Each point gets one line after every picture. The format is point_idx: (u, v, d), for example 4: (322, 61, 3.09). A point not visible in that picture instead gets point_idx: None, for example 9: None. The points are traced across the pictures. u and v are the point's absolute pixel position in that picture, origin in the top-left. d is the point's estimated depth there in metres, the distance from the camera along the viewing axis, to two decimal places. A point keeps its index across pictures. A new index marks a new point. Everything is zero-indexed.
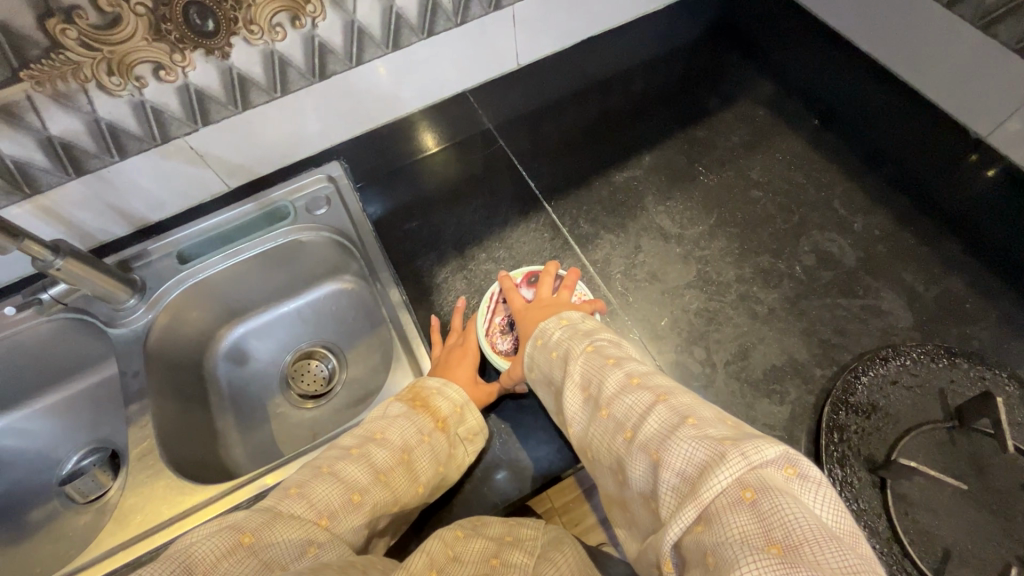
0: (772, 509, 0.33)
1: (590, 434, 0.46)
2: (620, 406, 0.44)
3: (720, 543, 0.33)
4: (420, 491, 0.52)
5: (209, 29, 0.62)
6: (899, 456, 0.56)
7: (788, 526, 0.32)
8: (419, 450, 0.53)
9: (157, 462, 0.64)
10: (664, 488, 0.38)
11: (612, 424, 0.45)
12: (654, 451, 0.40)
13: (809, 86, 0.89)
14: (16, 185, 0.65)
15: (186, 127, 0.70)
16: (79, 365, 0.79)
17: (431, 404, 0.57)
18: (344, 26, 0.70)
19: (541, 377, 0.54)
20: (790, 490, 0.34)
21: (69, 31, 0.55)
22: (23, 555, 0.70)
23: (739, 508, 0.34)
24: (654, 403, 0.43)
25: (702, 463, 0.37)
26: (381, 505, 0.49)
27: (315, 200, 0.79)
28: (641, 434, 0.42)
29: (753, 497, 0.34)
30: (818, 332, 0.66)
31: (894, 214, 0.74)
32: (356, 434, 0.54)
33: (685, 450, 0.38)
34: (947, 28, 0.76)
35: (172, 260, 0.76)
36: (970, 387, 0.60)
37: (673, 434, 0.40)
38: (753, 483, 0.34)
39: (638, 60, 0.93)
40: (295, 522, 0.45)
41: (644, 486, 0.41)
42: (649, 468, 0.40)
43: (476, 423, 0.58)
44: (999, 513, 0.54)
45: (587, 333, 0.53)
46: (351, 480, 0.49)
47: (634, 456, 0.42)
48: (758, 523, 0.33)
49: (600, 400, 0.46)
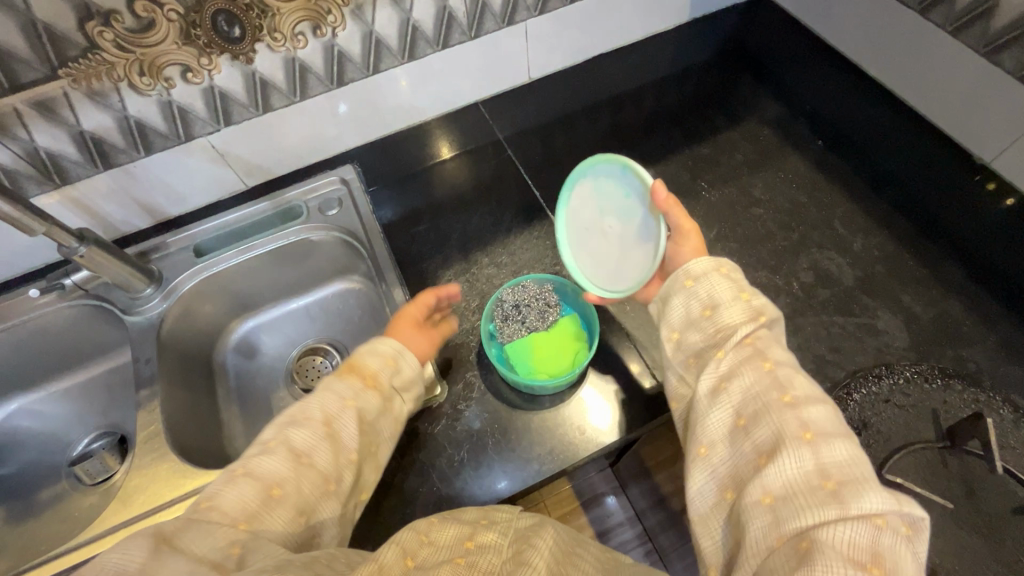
0: (894, 546, 0.35)
1: (741, 375, 0.45)
2: (788, 375, 0.45)
3: (828, 542, 0.35)
4: (353, 459, 0.51)
5: (235, 35, 0.65)
6: (888, 473, 0.57)
7: (896, 566, 0.35)
8: (342, 420, 0.52)
9: (162, 446, 0.66)
10: (795, 462, 0.40)
11: (769, 381, 0.45)
12: (808, 433, 0.41)
13: (815, 108, 0.90)
14: (48, 175, 0.69)
15: (209, 127, 0.74)
16: (95, 351, 0.82)
17: (359, 363, 0.57)
18: (363, 36, 0.73)
19: (703, 296, 0.51)
20: (909, 542, 0.36)
21: (105, 33, 0.59)
22: (31, 533, 0.73)
23: (862, 522, 0.36)
24: (820, 399, 0.44)
25: (852, 470, 0.39)
26: (312, 490, 0.48)
27: (327, 202, 0.82)
28: (804, 412, 0.42)
29: (880, 525, 0.36)
30: (813, 348, 0.66)
31: (893, 236, 0.75)
32: (275, 424, 0.51)
33: (841, 454, 0.40)
34: (952, 54, 0.77)
35: (188, 253, 0.79)
36: (963, 410, 0.61)
37: (836, 436, 0.41)
38: (891, 517, 0.37)
39: (646, 78, 0.95)
40: (211, 528, 0.42)
41: (764, 443, 0.42)
42: (790, 437, 0.41)
43: (410, 373, 0.58)
44: (988, 536, 0.54)
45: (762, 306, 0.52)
46: (268, 474, 0.47)
47: (776, 418, 0.42)
48: (874, 547, 0.35)
49: (769, 354, 0.46)
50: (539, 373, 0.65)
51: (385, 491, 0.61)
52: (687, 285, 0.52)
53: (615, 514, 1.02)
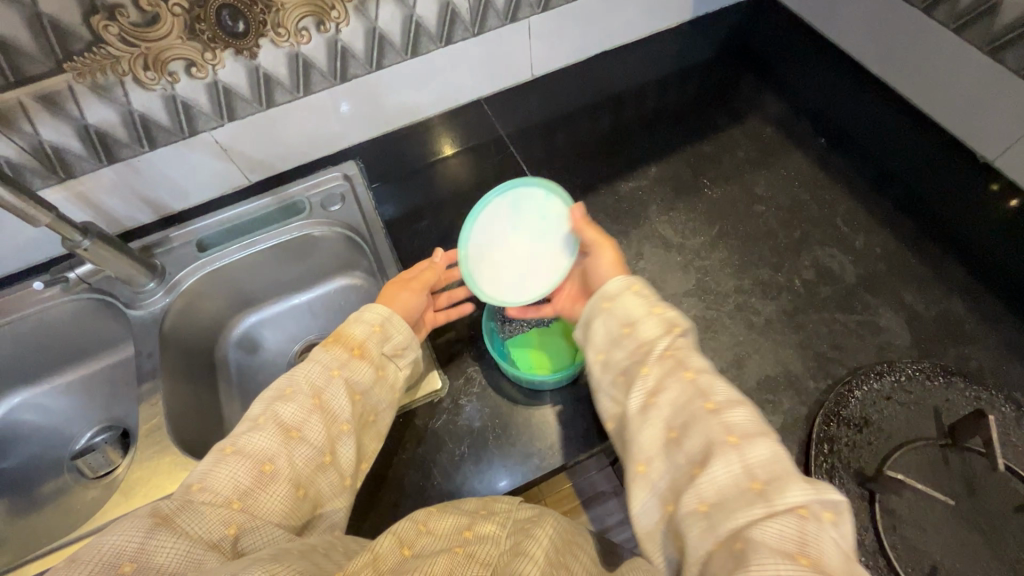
0: (819, 536, 0.37)
1: (663, 387, 0.46)
2: (707, 383, 0.45)
3: (760, 541, 0.37)
4: (346, 427, 0.52)
5: (239, 31, 0.66)
6: (889, 471, 0.56)
7: (823, 555, 0.36)
8: (331, 391, 0.52)
9: (163, 439, 0.66)
10: (725, 468, 0.40)
11: (691, 390, 0.45)
12: (733, 435, 0.42)
13: (818, 106, 0.90)
14: (53, 169, 0.69)
15: (213, 122, 0.74)
16: (98, 345, 0.82)
17: (345, 334, 0.57)
18: (366, 32, 0.73)
19: (622, 315, 0.51)
20: (833, 528, 0.38)
21: (110, 27, 0.59)
22: (34, 526, 0.73)
23: (790, 516, 0.37)
24: (741, 399, 0.45)
25: (775, 468, 0.40)
26: (305, 465, 0.48)
27: (330, 197, 0.83)
28: (725, 416, 0.43)
29: (804, 514, 0.38)
30: (815, 346, 0.66)
31: (895, 234, 0.75)
32: (263, 401, 0.52)
33: (764, 452, 0.41)
34: (955, 52, 0.77)
35: (191, 248, 0.80)
36: (964, 407, 0.60)
37: (758, 434, 0.42)
38: (813, 506, 0.38)
39: (649, 76, 0.95)
40: (204, 509, 0.43)
41: (696, 454, 0.42)
42: (716, 444, 0.42)
43: (399, 338, 0.59)
44: (988, 534, 0.54)
45: None
46: (257, 452, 0.47)
47: (703, 428, 0.43)
48: (802, 540, 0.36)
49: (688, 364, 0.47)
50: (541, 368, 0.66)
51: (386, 485, 0.61)
52: (605, 307, 0.52)
53: (615, 512, 1.02)
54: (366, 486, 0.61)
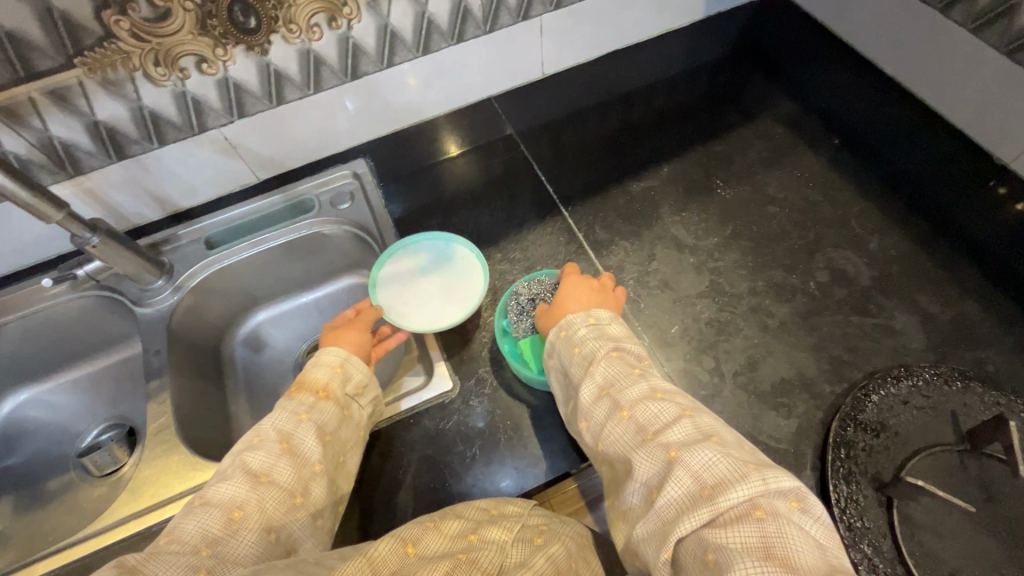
0: (778, 531, 0.36)
1: (607, 432, 0.47)
2: (644, 410, 0.46)
3: (720, 544, 0.37)
4: (317, 470, 0.51)
5: (250, 27, 0.65)
6: (907, 476, 0.56)
7: (784, 547, 0.36)
8: (299, 434, 0.52)
9: (172, 438, 0.66)
10: (675, 486, 0.41)
11: (633, 426, 0.46)
12: (672, 451, 0.42)
13: (831, 106, 0.89)
14: (61, 166, 0.69)
15: (223, 119, 0.73)
16: (104, 343, 0.82)
17: (307, 379, 0.57)
18: (378, 28, 0.72)
19: (559, 366, 0.54)
20: (794, 518, 0.37)
21: (122, 22, 0.59)
22: (40, 524, 0.72)
23: (746, 519, 0.37)
24: (680, 415, 0.45)
25: (723, 472, 0.40)
26: (276, 505, 0.48)
27: (339, 195, 0.82)
28: (663, 436, 0.44)
29: (761, 516, 0.37)
30: (830, 349, 0.65)
31: (911, 236, 0.74)
32: (233, 453, 0.51)
33: (707, 458, 0.41)
34: (973, 52, 0.76)
35: (199, 246, 0.79)
36: (983, 412, 0.59)
37: (698, 443, 0.42)
38: (763, 503, 0.38)
39: (661, 75, 0.95)
40: (172, 557, 0.42)
41: (649, 479, 0.43)
42: (663, 465, 0.42)
43: (362, 376, 0.58)
44: (1007, 540, 0.53)
45: (616, 336, 0.54)
46: (227, 499, 0.47)
47: (646, 455, 0.43)
48: (761, 540, 0.36)
49: (622, 401, 0.47)
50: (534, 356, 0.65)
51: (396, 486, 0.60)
52: (549, 363, 0.55)
53: None
54: (376, 487, 0.60)
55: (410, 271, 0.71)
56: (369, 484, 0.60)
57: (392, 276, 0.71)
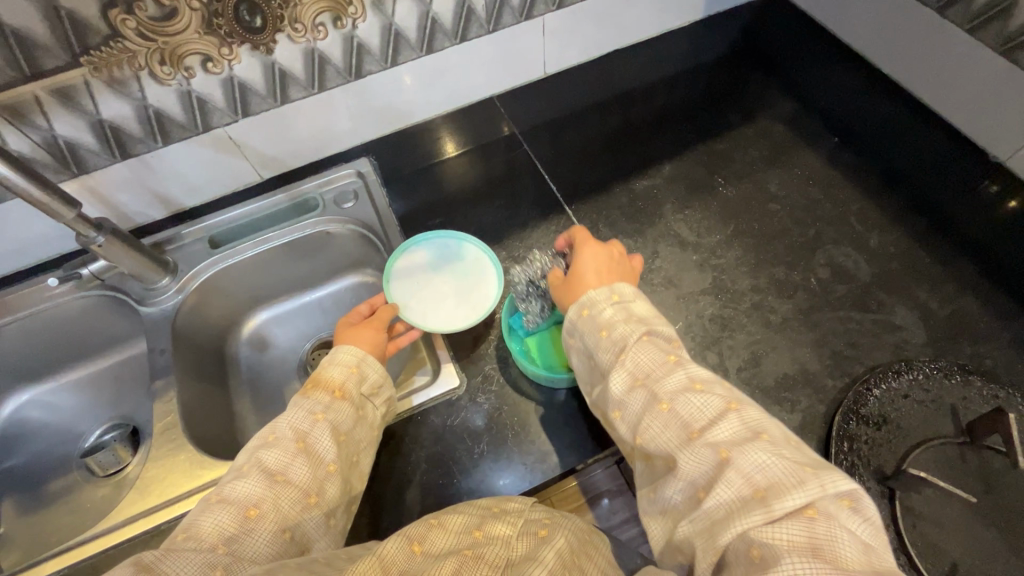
0: (831, 532, 0.36)
1: (644, 425, 0.46)
2: (686, 405, 0.45)
3: (770, 544, 0.37)
4: (331, 470, 0.51)
5: (256, 25, 0.65)
6: (909, 468, 0.57)
7: (838, 547, 0.36)
8: (315, 434, 0.52)
9: (179, 437, 0.66)
10: (725, 486, 0.40)
11: (673, 420, 0.45)
12: (722, 450, 0.41)
13: (829, 105, 0.90)
14: (66, 165, 0.68)
15: (227, 118, 0.73)
16: (107, 342, 0.82)
17: (322, 377, 0.57)
18: (382, 28, 0.73)
19: (587, 350, 0.53)
20: (846, 519, 0.37)
21: (128, 21, 0.59)
22: (44, 524, 0.72)
23: (795, 519, 0.37)
24: (726, 411, 0.44)
25: (776, 473, 0.39)
26: (290, 504, 0.48)
27: (343, 194, 0.83)
28: (710, 434, 0.42)
29: (813, 516, 0.37)
30: (831, 344, 0.66)
31: (909, 233, 0.75)
32: (248, 449, 0.52)
33: (760, 459, 0.40)
34: (969, 52, 0.77)
35: (203, 245, 0.79)
36: (982, 405, 0.60)
37: (748, 442, 0.41)
38: (819, 504, 0.37)
39: (661, 74, 0.95)
40: (189, 554, 0.43)
41: (695, 477, 0.42)
42: (712, 465, 0.41)
43: (378, 376, 0.59)
44: (1007, 530, 0.54)
45: (647, 320, 0.52)
46: (243, 496, 0.47)
47: (692, 452, 0.43)
48: (813, 539, 0.36)
49: (661, 393, 0.46)
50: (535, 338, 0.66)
51: (404, 484, 0.61)
52: (571, 342, 0.55)
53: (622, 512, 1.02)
54: (385, 484, 0.60)
55: (423, 268, 0.71)
56: (378, 481, 0.61)
57: (404, 270, 0.71)
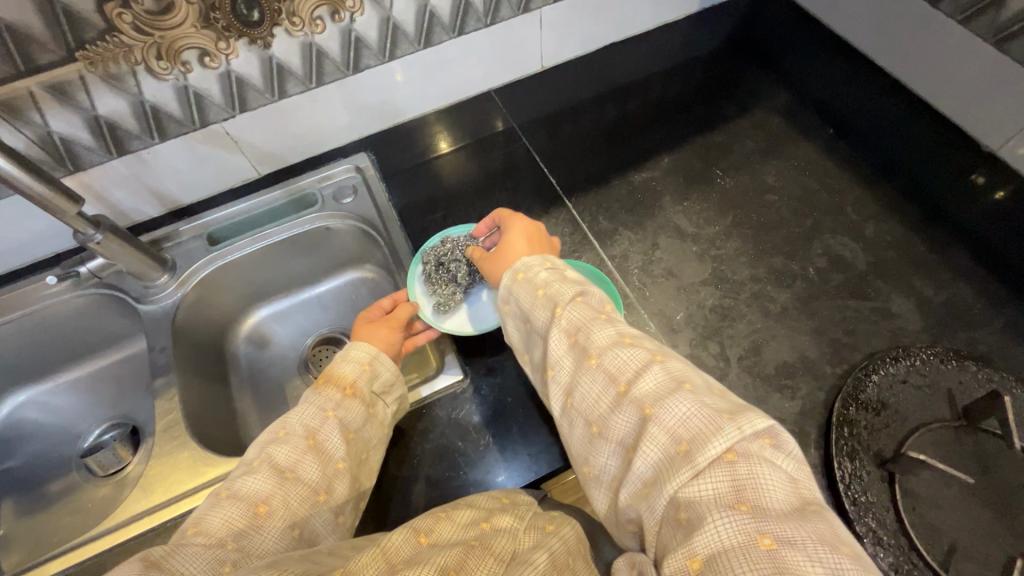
0: (750, 473, 0.34)
1: (575, 385, 0.44)
2: (613, 359, 0.43)
3: (693, 498, 0.34)
4: (340, 468, 0.52)
5: (254, 19, 0.64)
6: (908, 451, 0.58)
7: (758, 490, 0.33)
8: (325, 431, 0.52)
9: (182, 434, 0.66)
10: (650, 443, 0.38)
11: (602, 376, 0.43)
12: (646, 406, 0.39)
13: (824, 97, 0.91)
14: (61, 162, 0.68)
15: (224, 113, 0.73)
16: (104, 341, 0.81)
17: (334, 374, 0.57)
18: (380, 21, 0.72)
19: (519, 311, 0.52)
20: (768, 459, 0.35)
21: (124, 15, 0.58)
22: (44, 524, 0.72)
23: (717, 467, 0.35)
24: (650, 362, 0.42)
25: (697, 423, 0.37)
26: (300, 502, 0.48)
27: (341, 189, 0.82)
28: (636, 389, 0.41)
29: (732, 459, 0.35)
30: (830, 332, 0.67)
31: (904, 222, 0.76)
32: (258, 445, 0.52)
33: (681, 410, 0.38)
34: (961, 43, 0.79)
35: (202, 242, 0.79)
36: (977, 389, 0.61)
37: (671, 394, 0.39)
38: (738, 448, 0.35)
39: (657, 67, 0.96)
40: (195, 551, 0.42)
41: (626, 437, 0.40)
42: (637, 423, 0.40)
43: (389, 375, 0.59)
44: (1002, 510, 0.56)
45: (578, 280, 0.51)
46: (252, 493, 0.47)
47: (621, 411, 0.41)
48: (733, 483, 0.34)
49: (590, 349, 0.44)
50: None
51: (410, 476, 0.61)
52: (507, 310, 0.53)
53: None
54: (391, 477, 0.61)
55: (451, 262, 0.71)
56: (384, 474, 0.61)
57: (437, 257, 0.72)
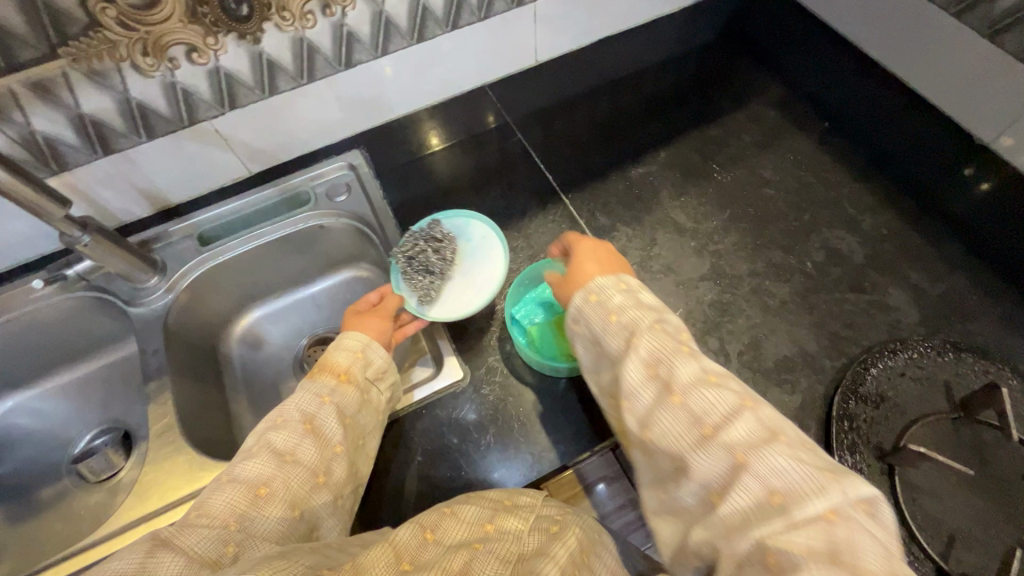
0: (848, 534, 0.36)
1: (656, 419, 0.46)
2: (701, 399, 0.45)
3: (787, 548, 0.36)
4: (338, 452, 0.51)
5: (243, 14, 0.63)
6: (907, 444, 0.58)
7: (855, 551, 0.35)
8: (321, 416, 0.52)
9: (177, 439, 0.65)
10: (742, 491, 0.40)
11: (685, 414, 0.45)
12: (738, 452, 0.41)
13: (819, 90, 0.91)
14: (45, 162, 0.66)
15: (214, 110, 0.71)
16: (93, 345, 0.79)
17: (328, 362, 0.56)
18: (373, 16, 0.71)
19: (591, 334, 0.53)
20: (865, 523, 0.37)
21: (108, 10, 0.56)
22: (36, 532, 0.70)
23: (815, 525, 0.37)
24: (740, 408, 0.44)
25: (794, 479, 0.39)
26: (300, 484, 0.47)
27: (335, 187, 0.81)
28: (726, 434, 0.43)
29: (831, 518, 0.37)
30: (829, 325, 0.68)
31: (900, 214, 0.76)
32: (256, 433, 0.51)
33: (778, 463, 0.40)
34: (953, 35, 0.78)
35: (192, 242, 0.77)
36: (974, 380, 0.62)
37: (764, 445, 0.41)
38: (837, 508, 0.37)
39: (652, 61, 0.95)
40: (202, 530, 0.42)
41: (711, 479, 0.42)
42: (728, 466, 0.41)
43: (383, 361, 0.58)
44: (1000, 500, 0.56)
45: (655, 310, 0.53)
46: (252, 476, 0.47)
47: (708, 452, 0.43)
48: (830, 541, 0.36)
49: (675, 385, 0.46)
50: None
51: (410, 476, 0.60)
52: (575, 329, 0.55)
53: None
54: (391, 478, 0.60)
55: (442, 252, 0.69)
56: (384, 475, 0.60)
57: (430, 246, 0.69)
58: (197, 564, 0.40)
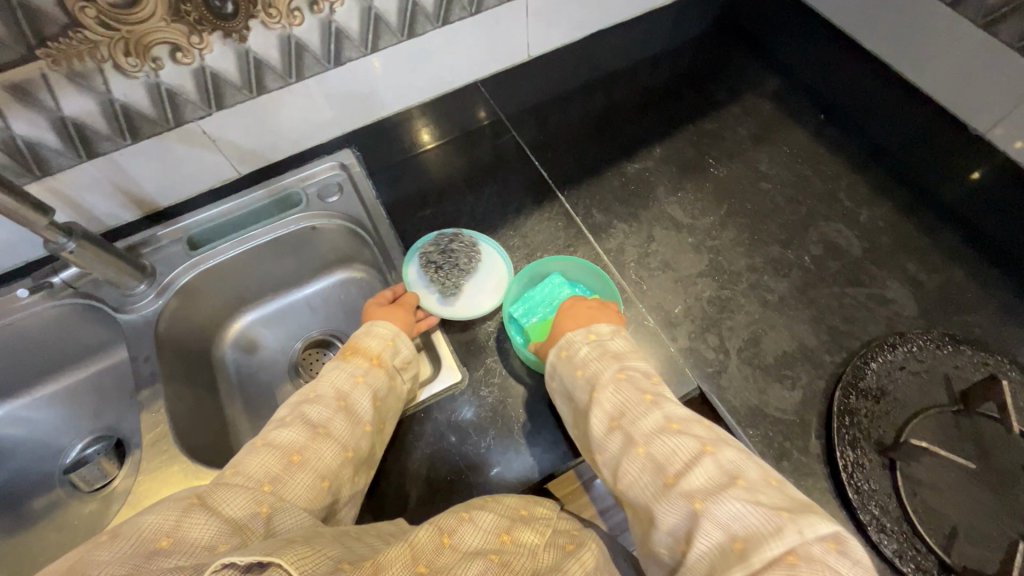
0: None
1: (623, 470, 0.47)
2: (661, 447, 0.46)
3: None
4: (367, 430, 0.53)
5: (228, 11, 0.61)
6: (908, 439, 0.58)
7: None
8: (355, 395, 0.54)
9: (171, 447, 0.63)
10: (703, 538, 0.40)
11: (649, 464, 0.45)
12: (697, 500, 0.41)
13: (814, 82, 0.90)
14: (27, 166, 0.64)
15: (200, 111, 0.69)
16: (84, 352, 0.78)
17: (360, 347, 0.58)
18: (361, 12, 0.69)
19: (562, 388, 0.55)
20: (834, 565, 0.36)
21: (88, 9, 0.55)
22: (29, 544, 0.69)
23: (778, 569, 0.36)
24: (700, 454, 0.44)
25: (754, 523, 0.39)
26: (331, 458, 0.49)
27: (326, 187, 0.80)
28: (685, 482, 0.43)
29: (794, 561, 0.36)
30: (828, 319, 0.67)
31: (896, 206, 0.76)
32: (290, 405, 0.53)
33: (735, 508, 0.40)
34: (949, 25, 0.77)
35: (182, 246, 0.76)
36: (974, 373, 0.62)
37: (723, 490, 0.41)
38: (798, 551, 0.36)
39: (646, 54, 0.94)
40: (239, 490, 0.44)
41: (676, 529, 0.42)
42: (688, 515, 0.41)
43: (410, 352, 0.60)
44: (1001, 491, 0.56)
45: (620, 356, 0.54)
46: (287, 443, 0.49)
47: (670, 502, 0.43)
48: None
49: (637, 436, 0.47)
50: (559, 276, 0.68)
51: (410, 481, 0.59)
52: (552, 386, 0.56)
53: None
54: (391, 483, 0.59)
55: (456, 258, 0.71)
56: (384, 479, 0.59)
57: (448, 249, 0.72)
58: (230, 528, 0.41)
